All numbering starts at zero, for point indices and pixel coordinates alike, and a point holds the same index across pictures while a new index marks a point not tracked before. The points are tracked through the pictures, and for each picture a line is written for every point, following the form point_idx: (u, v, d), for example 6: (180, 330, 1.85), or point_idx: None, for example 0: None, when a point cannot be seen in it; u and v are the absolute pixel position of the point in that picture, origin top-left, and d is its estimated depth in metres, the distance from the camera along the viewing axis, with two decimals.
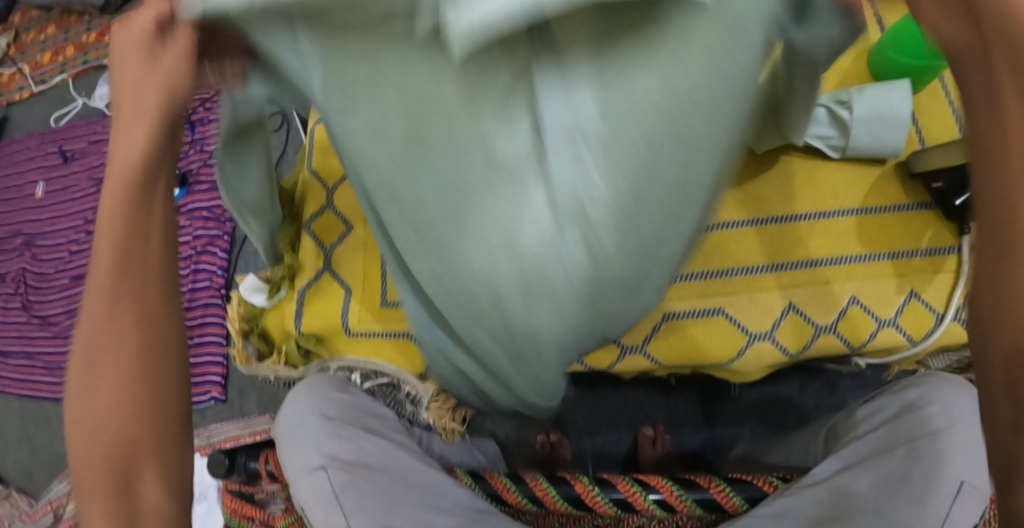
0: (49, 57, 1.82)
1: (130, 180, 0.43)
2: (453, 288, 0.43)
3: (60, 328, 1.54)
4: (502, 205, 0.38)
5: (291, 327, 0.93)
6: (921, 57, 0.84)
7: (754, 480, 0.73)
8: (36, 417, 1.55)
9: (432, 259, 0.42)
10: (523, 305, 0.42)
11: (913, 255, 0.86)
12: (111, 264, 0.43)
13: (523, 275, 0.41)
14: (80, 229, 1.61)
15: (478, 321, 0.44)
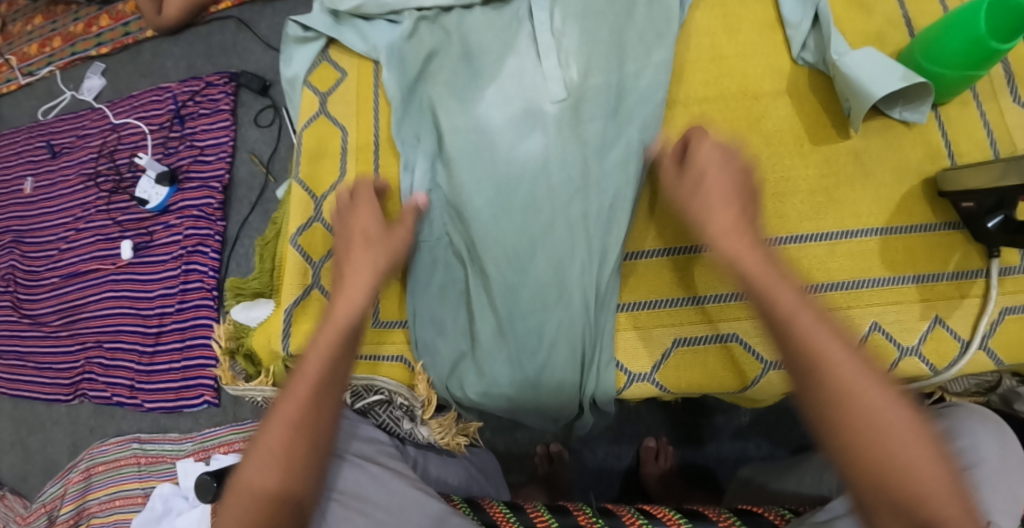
0: (37, 48, 1.78)
1: (350, 329, 0.71)
2: (485, 184, 0.84)
3: (51, 328, 1.51)
4: (511, 125, 0.86)
5: (279, 347, 0.85)
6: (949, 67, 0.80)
7: (765, 512, 0.70)
8: (29, 419, 1.52)
9: (475, 165, 0.85)
10: (521, 182, 0.84)
11: (939, 278, 0.83)
12: (335, 371, 0.69)
13: (521, 163, 0.84)
14: (68, 226, 1.56)
15: (495, 196, 0.84)
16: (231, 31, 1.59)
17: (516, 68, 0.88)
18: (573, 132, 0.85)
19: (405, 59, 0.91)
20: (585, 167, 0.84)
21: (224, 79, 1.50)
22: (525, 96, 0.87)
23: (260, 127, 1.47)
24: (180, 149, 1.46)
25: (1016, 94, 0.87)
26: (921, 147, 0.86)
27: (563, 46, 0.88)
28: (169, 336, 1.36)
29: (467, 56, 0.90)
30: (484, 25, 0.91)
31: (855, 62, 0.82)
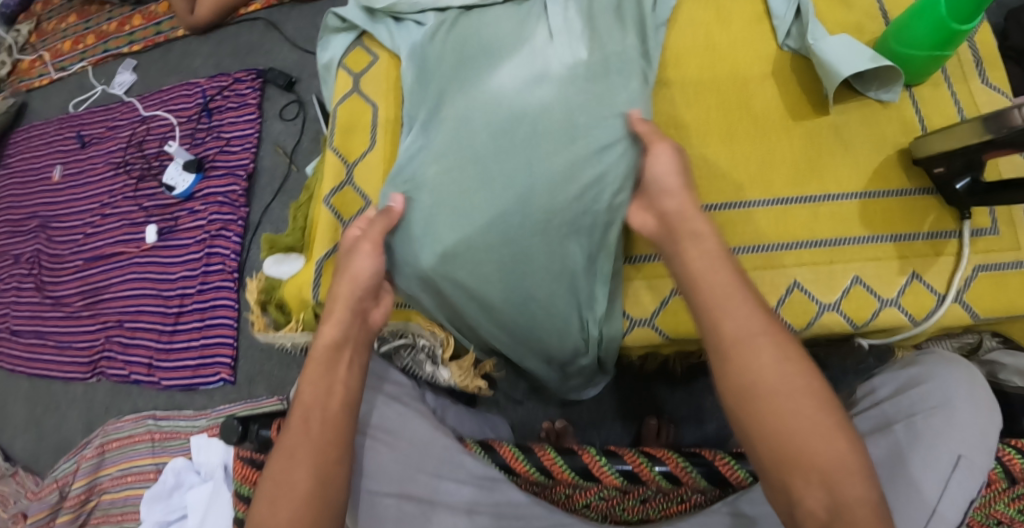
0: (70, 45, 1.86)
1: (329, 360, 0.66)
2: (487, 140, 0.77)
3: (72, 309, 1.56)
4: (513, 83, 0.79)
5: (309, 296, 0.87)
6: (921, 48, 0.77)
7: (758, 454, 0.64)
8: (45, 399, 1.55)
9: (478, 124, 0.78)
10: (523, 137, 0.76)
11: (914, 239, 0.78)
12: (318, 402, 0.64)
13: (521, 119, 0.77)
14: (95, 212, 1.62)
15: (499, 154, 0.76)
16: (259, 31, 1.66)
17: (529, 44, 0.81)
18: (575, 87, 0.78)
19: (428, 57, 0.88)
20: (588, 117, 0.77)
21: (252, 75, 1.58)
22: (532, 67, 0.80)
23: (285, 121, 1.53)
24: (207, 140, 1.54)
25: (986, 78, 0.83)
26: (896, 122, 0.81)
27: (573, 24, 0.81)
28: (189, 316, 1.41)
29: (481, 41, 0.84)
30: (503, 15, 0.86)
31: (829, 46, 0.80)
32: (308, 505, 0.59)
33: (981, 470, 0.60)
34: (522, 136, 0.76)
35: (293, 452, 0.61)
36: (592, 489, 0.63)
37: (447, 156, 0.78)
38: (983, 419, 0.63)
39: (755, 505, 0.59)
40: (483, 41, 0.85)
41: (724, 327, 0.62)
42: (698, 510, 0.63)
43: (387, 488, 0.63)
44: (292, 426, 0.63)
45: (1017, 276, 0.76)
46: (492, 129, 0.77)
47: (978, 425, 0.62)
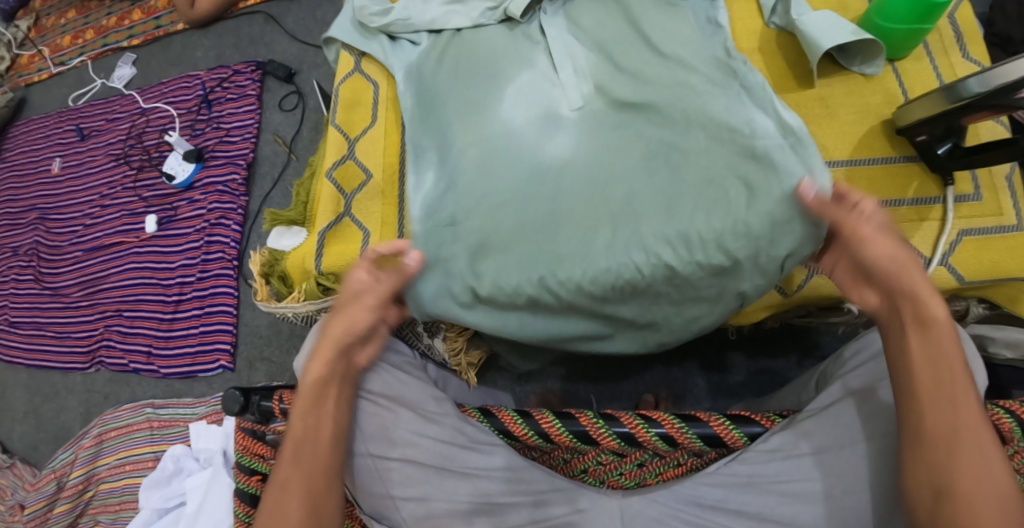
0: (69, 40, 1.87)
1: (312, 394, 0.65)
2: (510, 175, 0.77)
3: (70, 299, 1.56)
4: (523, 115, 0.80)
5: (312, 267, 0.87)
6: (904, 21, 0.79)
7: (753, 416, 0.65)
8: (44, 389, 1.55)
9: (496, 157, 0.78)
10: (545, 173, 0.76)
11: (899, 204, 0.79)
12: (302, 429, 0.64)
13: (536, 155, 0.77)
14: (94, 203, 1.63)
15: (520, 187, 0.76)
16: (259, 24, 1.68)
17: (532, 78, 0.82)
18: (592, 124, 0.78)
19: (424, 76, 0.88)
20: (608, 149, 0.76)
21: (252, 67, 1.59)
22: (544, 100, 0.81)
23: (285, 111, 1.55)
24: (207, 130, 1.56)
25: (965, 51, 0.85)
26: (879, 94, 0.83)
27: (580, 58, 0.82)
28: (189, 304, 1.42)
29: (470, 67, 0.85)
30: (495, 36, 0.86)
31: (812, 21, 0.82)
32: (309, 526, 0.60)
33: None
34: (541, 170, 0.77)
35: (285, 483, 0.62)
36: (590, 453, 0.65)
37: (467, 190, 0.78)
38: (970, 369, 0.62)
39: (748, 464, 0.61)
40: (484, 61, 0.85)
41: (926, 421, 0.57)
42: (693, 472, 0.65)
43: (389, 453, 0.65)
44: (284, 456, 0.63)
45: (1002, 240, 0.77)
46: (511, 162, 0.77)
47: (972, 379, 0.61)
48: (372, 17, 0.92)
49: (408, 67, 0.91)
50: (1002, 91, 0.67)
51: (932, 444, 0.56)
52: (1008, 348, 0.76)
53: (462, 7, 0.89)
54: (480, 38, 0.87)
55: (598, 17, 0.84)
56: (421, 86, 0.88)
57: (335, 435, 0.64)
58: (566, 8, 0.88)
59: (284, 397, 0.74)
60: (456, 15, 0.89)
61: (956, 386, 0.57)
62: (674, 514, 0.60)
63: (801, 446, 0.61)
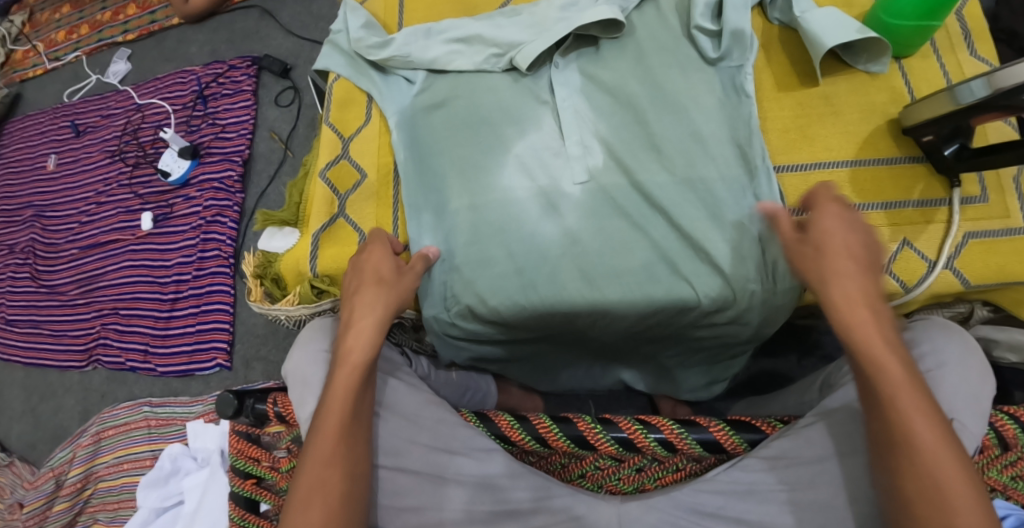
0: (64, 35, 1.85)
1: (363, 373, 0.63)
2: (508, 255, 0.78)
3: (67, 297, 1.55)
4: (522, 189, 0.80)
5: (306, 270, 0.87)
6: (911, 17, 0.77)
7: (751, 421, 0.64)
8: (42, 388, 1.54)
9: (497, 234, 0.78)
10: (542, 256, 0.77)
11: (904, 206, 0.78)
12: (347, 394, 0.62)
13: (536, 235, 0.78)
14: (90, 200, 1.62)
15: (518, 272, 0.77)
16: (255, 19, 1.66)
17: (537, 142, 0.82)
18: (593, 207, 0.78)
19: (418, 121, 0.87)
20: (607, 236, 0.77)
21: (247, 62, 1.57)
22: (549, 170, 0.80)
23: (280, 107, 1.54)
24: (202, 127, 1.54)
25: (973, 49, 0.83)
26: (885, 92, 0.82)
27: (590, 123, 0.82)
28: (185, 302, 1.41)
29: (471, 123, 0.83)
30: (501, 89, 0.85)
31: (816, 18, 0.80)
32: (346, 503, 0.59)
33: (973, 434, 0.58)
34: (539, 254, 0.77)
35: (328, 458, 0.59)
36: (588, 458, 0.64)
37: (466, 266, 0.79)
38: (973, 385, 0.60)
39: (747, 472, 0.60)
40: (484, 119, 0.83)
41: (874, 429, 0.55)
42: (692, 478, 0.64)
43: (382, 461, 0.64)
44: (327, 432, 0.61)
45: (1008, 244, 0.76)
46: (512, 242, 0.78)
47: (976, 387, 0.60)
48: (369, 50, 0.90)
49: (399, 106, 0.89)
50: (1013, 91, 0.65)
51: (879, 452, 0.55)
52: (1012, 351, 0.74)
53: (466, 49, 0.87)
54: (486, 90, 0.85)
55: (616, 74, 0.83)
56: (412, 135, 0.87)
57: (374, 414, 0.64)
58: (579, 60, 0.85)
59: (278, 400, 0.74)
60: (458, 56, 0.87)
61: (895, 402, 0.54)
62: (672, 521, 0.59)
63: (802, 454, 0.60)
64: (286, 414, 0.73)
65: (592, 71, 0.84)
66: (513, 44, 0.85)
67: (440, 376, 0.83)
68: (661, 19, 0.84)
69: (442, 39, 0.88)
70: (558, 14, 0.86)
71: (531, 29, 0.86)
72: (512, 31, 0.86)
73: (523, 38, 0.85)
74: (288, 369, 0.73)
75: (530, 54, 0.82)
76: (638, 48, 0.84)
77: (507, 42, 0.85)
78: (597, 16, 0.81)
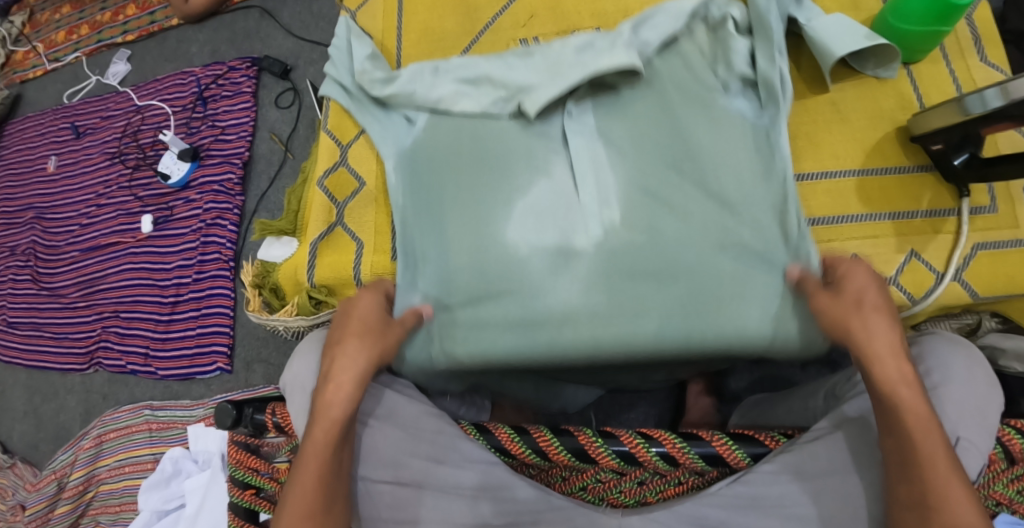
0: (64, 36, 1.84)
1: (342, 430, 0.61)
2: (515, 316, 0.75)
3: (68, 300, 1.55)
4: (529, 246, 0.76)
5: (305, 279, 0.86)
6: (920, 23, 0.76)
7: (756, 435, 0.63)
8: (43, 389, 1.54)
9: (506, 292, 0.76)
10: (548, 316, 0.74)
11: (913, 216, 0.77)
12: (327, 450, 0.60)
13: (542, 295, 0.75)
14: (90, 202, 1.61)
15: (525, 332, 0.75)
16: (255, 19, 1.65)
17: (550, 194, 0.78)
18: (606, 264, 0.74)
19: (419, 162, 0.84)
20: (618, 298, 0.74)
21: (247, 63, 1.56)
22: (561, 224, 0.76)
23: (281, 108, 1.53)
24: (202, 129, 1.53)
25: (983, 54, 0.82)
26: (892, 97, 0.80)
27: (605, 173, 0.77)
28: (185, 306, 1.41)
29: (477, 170, 0.80)
30: (508, 135, 0.81)
31: (823, 25, 0.79)
32: None
33: (980, 452, 0.57)
34: (548, 311, 0.75)
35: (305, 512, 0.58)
36: (589, 471, 0.63)
37: (471, 322, 0.77)
38: (979, 400, 0.59)
39: (752, 486, 0.59)
40: (491, 169, 0.80)
41: (898, 490, 0.55)
42: (694, 491, 0.63)
43: (382, 475, 0.64)
44: (304, 486, 0.59)
45: (1017, 254, 0.75)
46: (520, 304, 0.75)
47: (983, 403, 0.59)
48: (374, 85, 0.88)
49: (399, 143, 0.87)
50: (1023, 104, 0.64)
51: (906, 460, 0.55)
52: (1020, 361, 0.72)
53: (473, 90, 0.85)
54: (498, 134, 0.82)
55: (633, 120, 0.79)
56: (413, 176, 0.85)
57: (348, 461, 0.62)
58: (595, 107, 0.81)
59: (278, 410, 0.73)
60: (465, 97, 0.84)
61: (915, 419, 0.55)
62: None
63: (808, 468, 0.59)
64: (285, 424, 0.72)
65: (606, 115, 0.80)
66: (522, 88, 0.82)
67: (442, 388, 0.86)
68: (686, 62, 0.81)
69: (448, 80, 0.86)
70: (573, 57, 0.81)
71: (544, 73, 0.82)
72: (522, 72, 0.84)
73: (534, 81, 0.82)
74: (286, 380, 0.73)
75: (539, 99, 0.79)
76: (660, 94, 0.80)
77: (516, 85, 0.83)
78: (613, 61, 0.77)
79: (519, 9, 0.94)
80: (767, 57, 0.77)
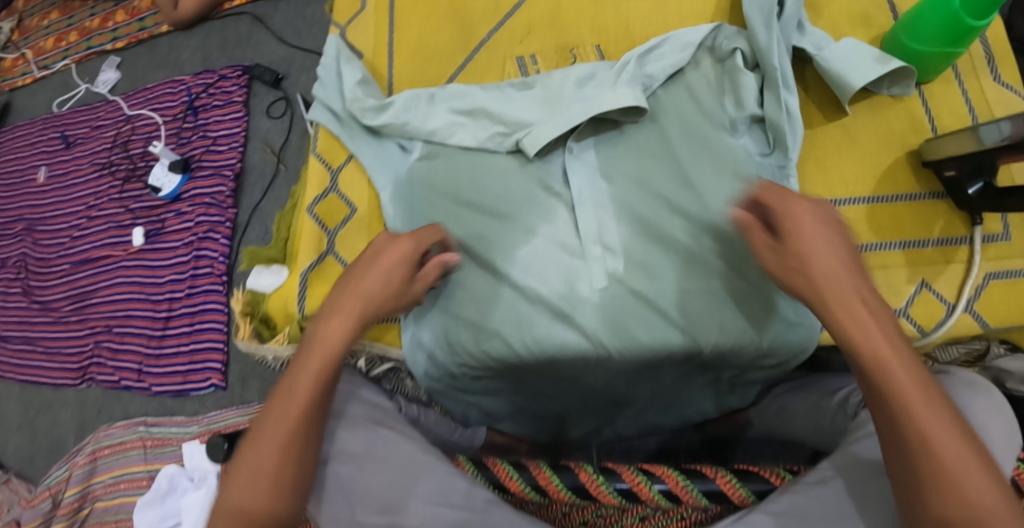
0: (53, 42, 1.81)
1: (331, 361, 0.63)
2: (524, 364, 0.74)
3: (60, 313, 1.52)
4: (531, 293, 0.74)
5: (295, 310, 0.84)
6: (934, 46, 0.74)
7: (760, 470, 0.62)
8: (37, 403, 1.52)
9: (513, 342, 0.73)
10: (554, 364, 0.74)
11: (925, 246, 0.75)
12: (309, 380, 0.62)
13: (546, 345, 0.73)
14: (81, 214, 1.59)
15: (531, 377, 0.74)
16: (246, 25, 1.63)
17: (552, 238, 0.76)
18: (613, 313, 0.72)
19: (415, 196, 0.82)
20: (626, 349, 0.72)
21: (238, 72, 1.54)
22: (564, 272, 0.74)
23: (273, 118, 1.50)
24: (193, 139, 1.51)
25: (997, 74, 0.80)
26: (904, 119, 0.79)
27: (608, 218, 0.76)
28: (179, 320, 1.39)
29: (478, 210, 0.79)
30: (507, 173, 0.80)
31: (834, 54, 0.78)
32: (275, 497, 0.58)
33: None
34: (554, 361, 0.73)
35: (257, 452, 0.59)
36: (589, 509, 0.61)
37: (478, 367, 0.76)
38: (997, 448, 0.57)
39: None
40: (491, 211, 0.78)
41: None
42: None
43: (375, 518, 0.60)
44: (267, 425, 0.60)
45: None
46: (527, 354, 0.73)
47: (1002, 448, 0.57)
48: (366, 113, 0.86)
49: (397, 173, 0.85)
50: None
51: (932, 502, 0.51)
52: None
53: (469, 122, 0.83)
54: (498, 171, 0.80)
55: (635, 159, 0.78)
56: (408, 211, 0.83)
57: (318, 412, 0.62)
58: (598, 144, 0.79)
59: None
60: (461, 129, 0.83)
61: (932, 464, 0.51)
62: None
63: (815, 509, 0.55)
64: None
65: (607, 153, 0.79)
66: (521, 124, 0.81)
67: (431, 415, 0.81)
68: (690, 96, 0.79)
69: (442, 111, 0.84)
70: (573, 91, 0.81)
71: (542, 106, 0.81)
72: (521, 106, 0.82)
73: (532, 117, 0.81)
74: None
75: (539, 138, 0.78)
76: (662, 130, 0.78)
77: (514, 120, 0.81)
78: (619, 100, 0.76)
79: (517, 23, 0.92)
80: (776, 97, 0.75)
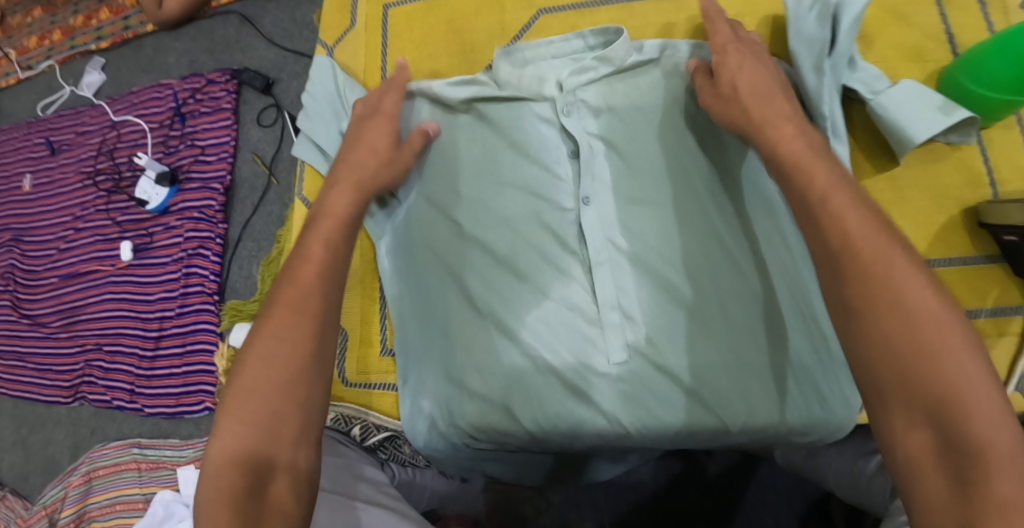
0: (35, 41, 1.73)
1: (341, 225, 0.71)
2: (538, 435, 0.73)
3: (50, 329, 1.48)
4: (544, 363, 0.72)
5: None
6: (999, 92, 0.76)
7: None
8: (30, 421, 1.48)
9: (527, 412, 0.73)
10: (568, 435, 0.73)
11: (977, 314, 0.80)
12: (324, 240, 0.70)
13: (559, 420, 0.72)
14: (69, 225, 1.53)
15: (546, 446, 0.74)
16: (234, 26, 1.55)
17: (565, 302, 0.73)
18: (629, 387, 0.71)
19: (430, 245, 0.80)
20: (644, 425, 0.71)
21: (226, 76, 1.47)
22: (575, 343, 0.72)
23: (263, 127, 1.45)
24: (181, 148, 1.45)
25: None
26: (959, 172, 0.82)
27: (625, 281, 0.72)
28: (170, 341, 1.34)
29: (490, 268, 0.76)
30: (518, 227, 0.76)
31: (893, 100, 0.78)
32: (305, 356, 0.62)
33: None
34: (568, 434, 0.72)
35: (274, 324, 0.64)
36: None
37: (491, 432, 0.75)
38: None
39: None
40: (502, 271, 0.75)
41: None
42: None
43: None
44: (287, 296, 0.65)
45: None
46: (539, 425, 0.72)
47: None
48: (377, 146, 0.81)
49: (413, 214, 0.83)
50: None
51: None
52: None
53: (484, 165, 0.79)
54: (509, 223, 0.76)
55: (654, 216, 0.73)
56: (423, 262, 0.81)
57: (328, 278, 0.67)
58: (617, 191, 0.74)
59: None
60: (472, 174, 0.79)
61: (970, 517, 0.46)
62: None
63: None
64: None
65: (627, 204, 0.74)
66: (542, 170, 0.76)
67: (427, 472, 0.90)
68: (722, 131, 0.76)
69: (450, 150, 0.81)
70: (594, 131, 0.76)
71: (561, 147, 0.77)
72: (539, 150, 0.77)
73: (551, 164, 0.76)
74: None
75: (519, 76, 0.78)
76: (685, 183, 0.74)
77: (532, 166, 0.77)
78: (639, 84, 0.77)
79: None
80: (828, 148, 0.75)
